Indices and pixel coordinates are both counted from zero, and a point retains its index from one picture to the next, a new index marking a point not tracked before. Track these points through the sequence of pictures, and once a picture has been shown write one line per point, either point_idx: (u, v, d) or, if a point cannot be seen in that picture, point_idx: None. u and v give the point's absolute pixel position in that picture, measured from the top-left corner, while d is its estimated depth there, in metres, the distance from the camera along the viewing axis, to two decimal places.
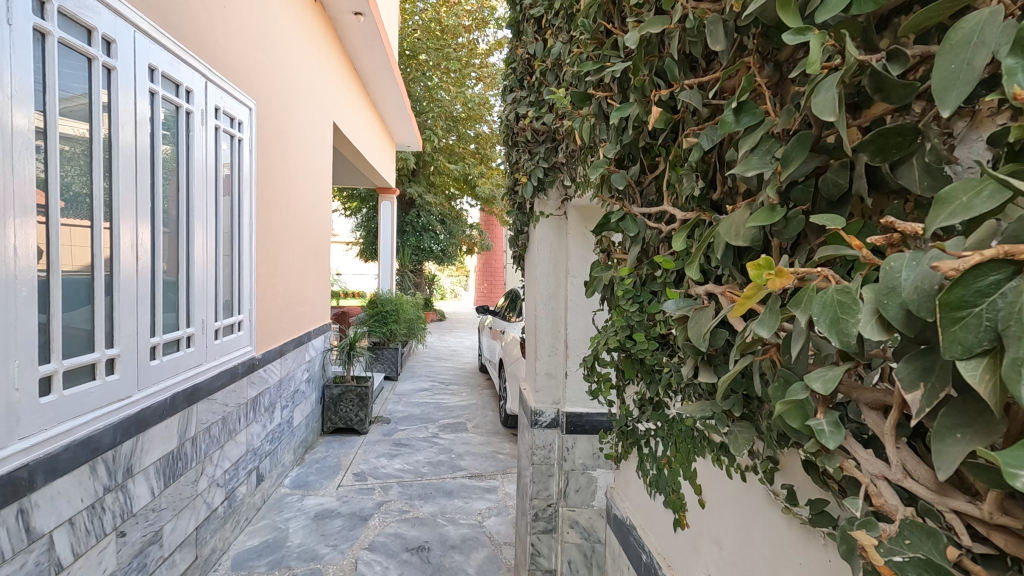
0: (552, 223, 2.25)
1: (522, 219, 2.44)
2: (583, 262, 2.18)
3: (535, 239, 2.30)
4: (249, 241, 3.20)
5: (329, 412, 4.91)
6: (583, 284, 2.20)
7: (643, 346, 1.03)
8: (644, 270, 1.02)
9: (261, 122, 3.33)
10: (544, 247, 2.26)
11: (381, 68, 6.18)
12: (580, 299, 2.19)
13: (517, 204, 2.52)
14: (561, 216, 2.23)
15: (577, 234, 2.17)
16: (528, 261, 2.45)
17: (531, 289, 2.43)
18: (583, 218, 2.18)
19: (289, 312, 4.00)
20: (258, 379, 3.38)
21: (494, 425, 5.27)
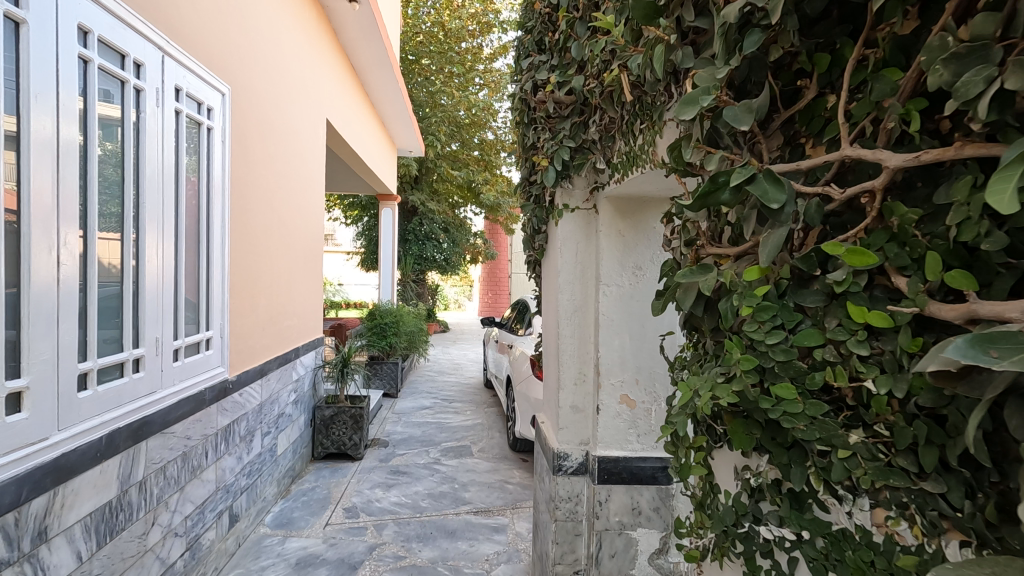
0: (579, 221, 1.82)
1: (540, 215, 2.00)
2: (618, 266, 1.74)
3: (555, 240, 1.88)
4: (221, 245, 2.78)
5: (320, 436, 4.47)
6: (618, 294, 1.74)
7: (797, 409, 0.71)
8: (801, 272, 0.73)
9: (237, 110, 2.94)
10: (566, 251, 1.83)
11: (380, 64, 5.78)
12: (615, 315, 1.74)
13: (533, 197, 2.09)
14: (589, 211, 1.81)
15: (610, 231, 1.74)
16: (547, 265, 2.03)
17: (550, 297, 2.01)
18: (617, 211, 1.74)
19: (272, 328, 3.56)
20: (232, 405, 2.94)
21: (501, 450, 4.80)
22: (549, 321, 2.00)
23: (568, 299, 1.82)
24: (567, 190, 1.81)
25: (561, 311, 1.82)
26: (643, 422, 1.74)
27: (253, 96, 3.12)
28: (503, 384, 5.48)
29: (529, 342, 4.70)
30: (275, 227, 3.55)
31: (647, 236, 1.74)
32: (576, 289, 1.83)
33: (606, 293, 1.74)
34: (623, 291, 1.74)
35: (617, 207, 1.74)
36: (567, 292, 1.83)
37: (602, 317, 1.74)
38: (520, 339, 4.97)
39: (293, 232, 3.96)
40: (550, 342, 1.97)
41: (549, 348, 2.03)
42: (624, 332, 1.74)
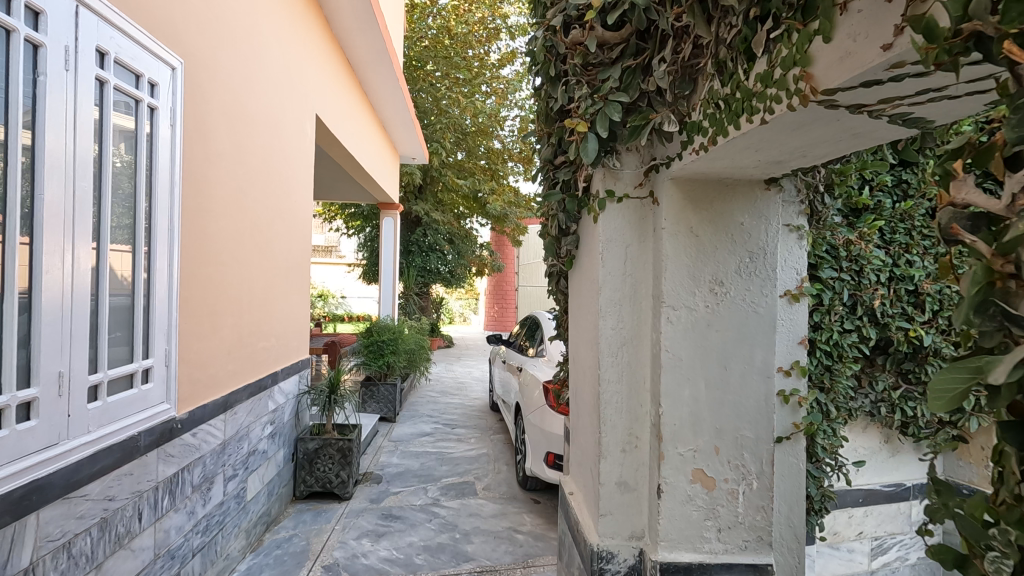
0: (628, 219, 1.61)
1: (570, 208, 1.74)
2: (687, 286, 1.54)
3: (593, 247, 1.64)
4: (169, 250, 2.28)
5: (303, 473, 3.92)
6: (681, 314, 1.54)
7: None
8: None
9: (195, 91, 2.47)
10: (613, 266, 1.60)
11: (377, 58, 5.33)
12: (684, 352, 1.55)
13: (564, 173, 1.77)
14: (644, 205, 1.61)
15: (678, 230, 1.52)
16: (579, 273, 1.80)
17: (583, 309, 1.80)
18: (684, 214, 1.53)
19: (242, 351, 3.04)
20: (181, 450, 2.39)
21: (509, 488, 4.21)
22: (585, 348, 1.77)
23: (613, 327, 1.61)
24: (616, 171, 1.60)
25: (610, 342, 1.61)
26: (723, 514, 1.56)
27: (218, 74, 2.66)
28: (512, 411, 4.90)
29: (542, 365, 4.14)
30: (249, 234, 3.08)
31: (715, 249, 1.54)
32: (629, 314, 1.63)
33: (671, 318, 1.54)
34: (694, 322, 1.55)
35: (682, 209, 1.53)
36: (615, 319, 1.61)
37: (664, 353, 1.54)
38: (532, 362, 4.40)
39: (274, 240, 3.50)
40: (586, 374, 1.76)
41: (583, 379, 1.81)
42: (698, 377, 1.56)
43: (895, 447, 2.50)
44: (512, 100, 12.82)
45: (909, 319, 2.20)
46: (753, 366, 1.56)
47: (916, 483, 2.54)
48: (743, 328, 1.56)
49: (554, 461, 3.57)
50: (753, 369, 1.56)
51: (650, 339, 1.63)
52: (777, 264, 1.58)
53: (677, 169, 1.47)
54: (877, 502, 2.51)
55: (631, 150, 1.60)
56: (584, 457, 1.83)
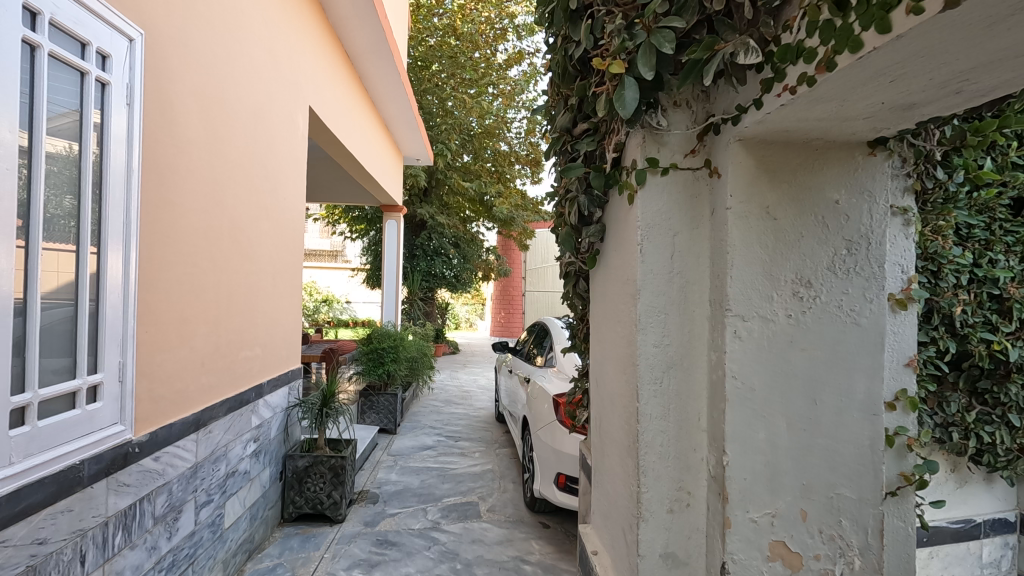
0: (675, 206, 1.36)
1: (594, 185, 1.49)
2: (762, 291, 1.29)
3: (629, 242, 1.39)
4: (125, 249, 1.99)
5: (292, 493, 3.61)
6: (749, 322, 1.29)
7: None
8: None
9: (159, 69, 2.19)
10: (655, 267, 1.35)
11: (378, 52, 5.06)
12: (757, 381, 1.29)
13: (590, 144, 1.52)
14: (700, 184, 1.37)
15: (749, 211, 1.27)
16: (609, 271, 1.53)
17: (613, 313, 1.51)
18: (759, 193, 1.28)
19: (220, 362, 2.75)
20: (140, 478, 2.09)
21: (515, 511, 3.87)
22: (614, 366, 1.52)
23: (656, 343, 1.36)
24: (660, 136, 1.35)
25: (650, 362, 1.35)
26: None
27: (188, 53, 2.38)
28: (519, 424, 4.57)
29: (551, 376, 3.82)
30: (227, 233, 2.81)
31: (798, 239, 1.29)
32: (677, 326, 1.38)
33: (738, 330, 1.29)
34: (770, 338, 1.29)
35: (756, 185, 1.27)
36: (659, 332, 1.36)
37: (728, 379, 1.29)
38: (540, 373, 4.08)
39: (260, 242, 3.22)
40: (616, 393, 1.51)
41: (610, 400, 1.56)
42: (776, 414, 1.30)
43: (964, 478, 2.16)
44: (521, 102, 12.56)
45: (993, 329, 1.90)
46: (851, 401, 1.28)
47: (988, 518, 2.19)
48: (837, 350, 1.28)
49: (565, 483, 3.26)
50: (852, 404, 1.28)
51: (708, 362, 1.38)
52: (884, 255, 1.30)
53: (747, 132, 1.23)
54: (943, 541, 2.17)
55: (680, 107, 1.36)
56: (615, 503, 1.55)
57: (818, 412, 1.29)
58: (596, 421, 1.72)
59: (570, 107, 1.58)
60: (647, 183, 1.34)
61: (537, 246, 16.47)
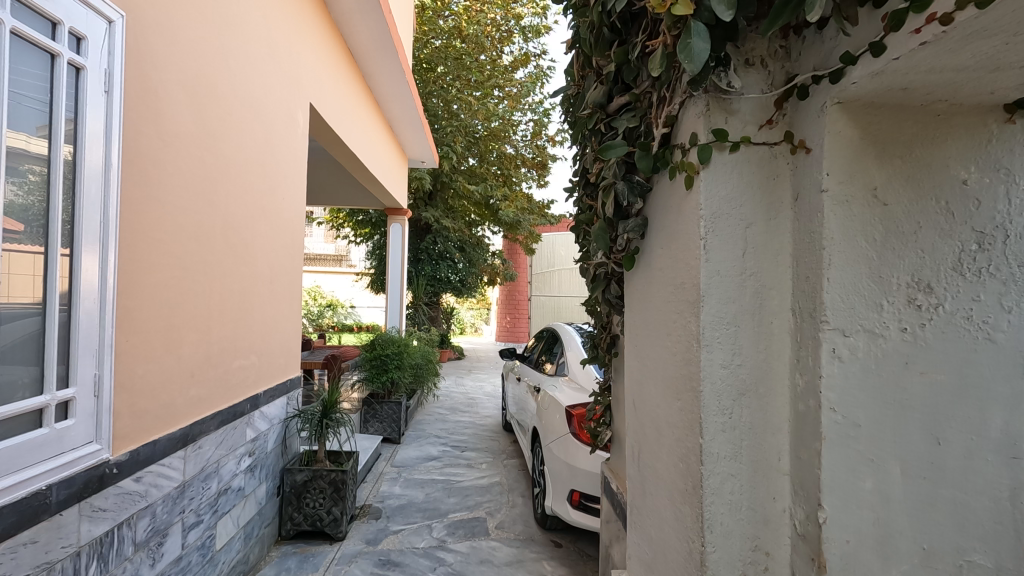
0: (746, 197, 1.18)
1: (641, 164, 1.33)
2: (868, 296, 1.09)
3: (689, 240, 1.22)
4: (102, 251, 1.81)
5: (290, 508, 3.43)
6: (853, 338, 1.09)
7: None
8: None
9: (144, 56, 2.03)
10: (723, 269, 1.17)
11: (382, 49, 4.90)
12: (864, 417, 1.09)
13: (635, 119, 1.38)
14: (787, 169, 1.19)
15: (853, 194, 1.07)
16: (663, 275, 1.36)
17: (666, 321, 1.34)
18: (865, 170, 1.08)
19: (212, 371, 2.57)
20: (119, 500, 1.91)
21: (525, 528, 3.67)
22: (665, 386, 1.33)
23: (724, 364, 1.17)
24: (728, 103, 1.19)
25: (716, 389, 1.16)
26: None
27: (174, 38, 2.21)
28: (528, 436, 4.37)
29: (563, 386, 3.62)
30: (219, 234, 2.64)
31: (914, 230, 1.08)
32: (747, 343, 1.19)
33: (842, 347, 1.09)
34: (879, 358, 1.09)
35: (861, 159, 1.08)
36: (727, 348, 1.17)
37: (826, 412, 1.09)
38: (550, 382, 3.88)
39: (256, 243, 3.04)
40: (666, 414, 1.33)
41: (658, 420, 1.38)
42: (888, 458, 1.10)
43: None
44: (526, 103, 12.41)
45: None
46: (985, 441, 1.08)
47: None
48: (967, 372, 1.08)
49: (578, 500, 3.07)
50: (986, 445, 1.08)
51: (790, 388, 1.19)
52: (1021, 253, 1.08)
53: (852, 90, 1.02)
54: None
55: (752, 67, 1.21)
56: (662, 541, 1.36)
57: (926, 450, 1.09)
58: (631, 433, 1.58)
59: (604, 80, 1.49)
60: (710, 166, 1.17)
61: (542, 250, 16.26)
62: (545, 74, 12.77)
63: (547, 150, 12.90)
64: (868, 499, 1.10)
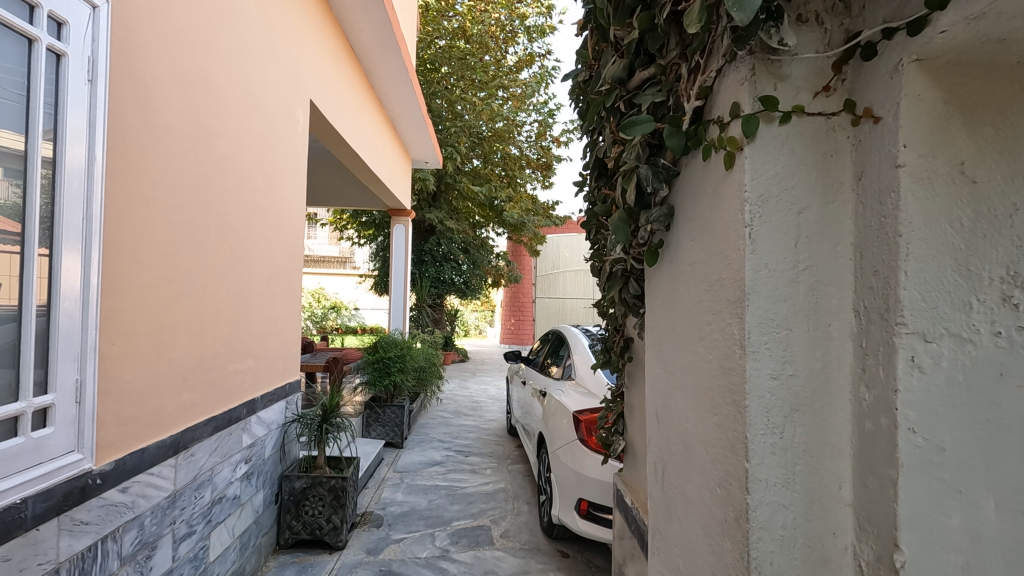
0: (801, 180, 1.04)
1: (670, 141, 1.19)
2: (957, 295, 0.91)
3: (731, 229, 1.08)
4: (84, 250, 1.71)
5: (288, 516, 3.32)
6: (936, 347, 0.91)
7: None
8: None
9: (132, 45, 1.93)
10: (772, 261, 1.03)
11: (384, 46, 4.80)
12: (947, 438, 0.91)
13: (662, 92, 1.26)
14: (845, 145, 1.05)
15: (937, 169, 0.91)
16: (698, 276, 1.25)
17: (701, 324, 1.22)
18: (951, 141, 0.91)
19: (204, 375, 2.46)
20: (102, 513, 1.80)
21: (531, 537, 3.54)
22: (697, 398, 1.21)
23: (774, 374, 1.03)
24: (778, 66, 1.05)
25: (762, 402, 1.02)
26: None
27: (165, 27, 2.12)
28: (534, 441, 4.25)
29: (570, 390, 3.50)
30: (213, 233, 2.54)
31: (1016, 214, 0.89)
32: (799, 349, 1.04)
33: (927, 357, 0.91)
34: (970, 369, 0.91)
35: (946, 127, 0.91)
36: (777, 355, 1.03)
37: (903, 432, 0.93)
38: (557, 387, 3.76)
39: (252, 242, 2.94)
40: (699, 429, 1.21)
41: (688, 437, 1.26)
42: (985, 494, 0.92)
43: None
44: (531, 104, 12.31)
45: None
46: None
47: None
48: None
49: (586, 510, 2.95)
50: None
51: (852, 404, 1.04)
52: None
53: (938, 43, 0.86)
54: None
55: (808, 23, 1.05)
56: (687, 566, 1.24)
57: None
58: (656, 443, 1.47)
59: (624, 52, 1.38)
60: (756, 140, 1.04)
61: (547, 251, 16.16)
62: (550, 74, 12.68)
63: (552, 150, 12.84)
64: (941, 533, 0.92)
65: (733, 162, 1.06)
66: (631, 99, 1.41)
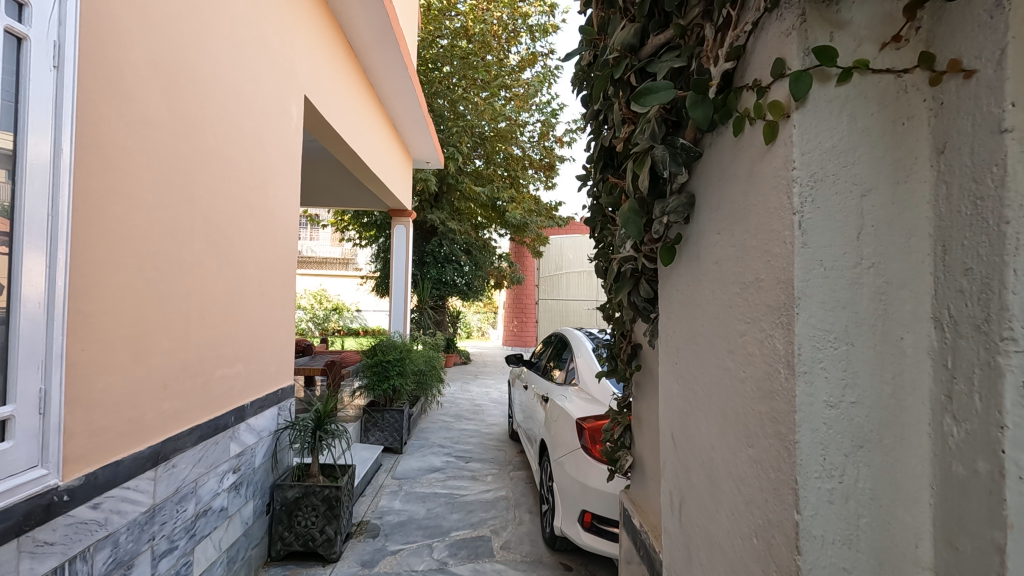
0: (862, 164, 0.89)
1: (696, 113, 1.05)
2: None
3: (773, 223, 0.94)
4: (49, 249, 1.59)
5: (280, 527, 3.20)
6: None
7: None
8: None
9: (105, 31, 1.81)
10: (826, 257, 0.88)
11: (383, 42, 4.69)
12: None
13: (683, 56, 1.15)
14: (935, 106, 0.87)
15: None
16: (717, 276, 1.12)
17: (723, 331, 1.09)
18: None
19: (189, 382, 2.34)
20: (69, 532, 1.68)
21: (532, 549, 3.41)
22: (727, 417, 1.07)
23: (831, 402, 0.88)
24: (835, 13, 0.90)
25: (813, 431, 0.87)
26: None
27: (143, 14, 2.00)
28: (536, 448, 4.12)
29: (573, 397, 3.36)
30: (200, 232, 2.42)
31: None
32: (862, 374, 0.89)
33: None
34: None
35: None
36: (836, 378, 0.88)
37: (1013, 481, 0.73)
38: (559, 392, 3.62)
39: (242, 242, 2.82)
40: (731, 464, 1.06)
41: (714, 461, 1.13)
42: None
43: None
44: (534, 103, 12.19)
45: None
46: None
47: None
48: None
49: (590, 522, 2.81)
50: None
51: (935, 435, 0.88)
52: None
53: None
54: None
55: None
56: None
57: None
58: (675, 469, 1.34)
59: (637, 16, 1.27)
60: (806, 103, 0.89)
61: (550, 253, 16.03)
62: (553, 74, 12.56)
63: (555, 151, 12.72)
64: None
65: (779, 143, 0.92)
66: (643, 69, 1.30)
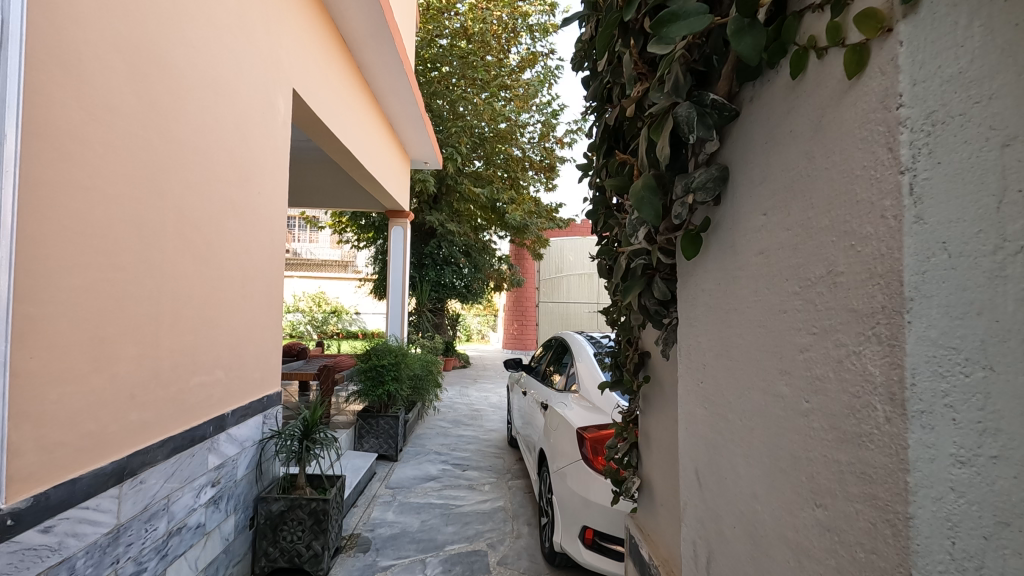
0: (1009, 106, 0.67)
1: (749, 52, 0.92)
2: None
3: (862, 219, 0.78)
4: None
5: (264, 542, 3.02)
6: None
7: None
8: None
9: (57, 8, 1.65)
10: (953, 240, 0.68)
11: (376, 35, 4.54)
12: None
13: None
14: None
15: None
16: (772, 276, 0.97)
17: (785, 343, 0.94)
18: None
19: (160, 391, 2.18)
20: (14, 559, 1.51)
21: (530, 565, 3.24)
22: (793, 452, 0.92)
23: (961, 458, 0.67)
24: None
25: (908, 472, 0.69)
26: None
27: None
28: (535, 457, 3.95)
29: (573, 404, 3.20)
30: (173, 229, 2.25)
31: None
32: (1019, 402, 0.65)
33: None
34: None
35: None
36: (967, 421, 0.67)
37: None
38: (559, 400, 3.45)
39: (222, 240, 2.66)
40: (793, 509, 0.91)
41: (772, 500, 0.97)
42: None
43: None
44: (535, 103, 12.05)
45: None
46: None
47: None
48: None
49: (592, 539, 2.65)
50: None
51: None
52: None
53: None
54: None
55: None
56: None
57: None
58: (713, 507, 1.19)
59: None
60: (917, 9, 0.71)
61: (550, 255, 15.86)
62: (553, 74, 12.42)
63: (555, 152, 12.57)
64: None
65: (865, 108, 0.77)
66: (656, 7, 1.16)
